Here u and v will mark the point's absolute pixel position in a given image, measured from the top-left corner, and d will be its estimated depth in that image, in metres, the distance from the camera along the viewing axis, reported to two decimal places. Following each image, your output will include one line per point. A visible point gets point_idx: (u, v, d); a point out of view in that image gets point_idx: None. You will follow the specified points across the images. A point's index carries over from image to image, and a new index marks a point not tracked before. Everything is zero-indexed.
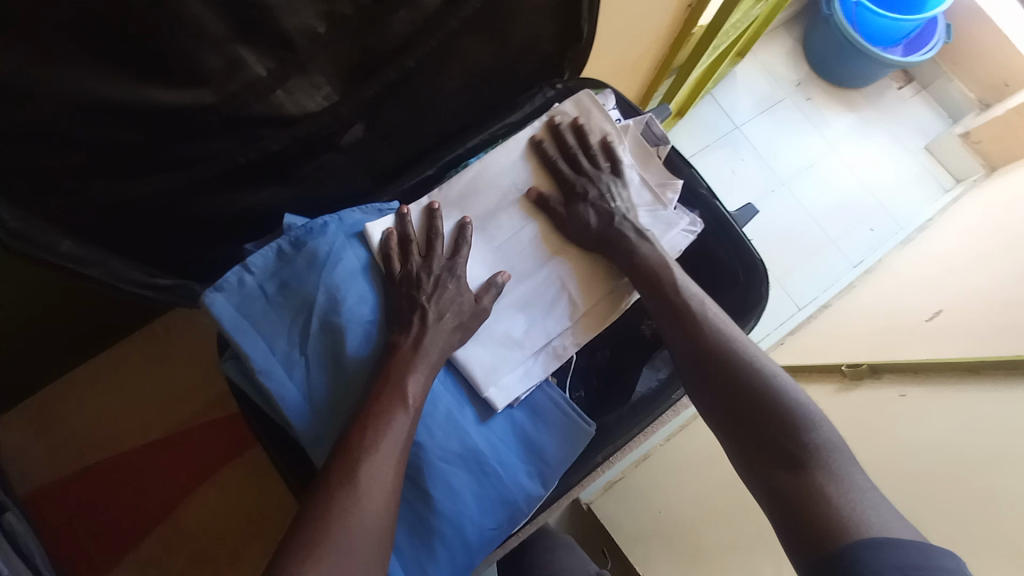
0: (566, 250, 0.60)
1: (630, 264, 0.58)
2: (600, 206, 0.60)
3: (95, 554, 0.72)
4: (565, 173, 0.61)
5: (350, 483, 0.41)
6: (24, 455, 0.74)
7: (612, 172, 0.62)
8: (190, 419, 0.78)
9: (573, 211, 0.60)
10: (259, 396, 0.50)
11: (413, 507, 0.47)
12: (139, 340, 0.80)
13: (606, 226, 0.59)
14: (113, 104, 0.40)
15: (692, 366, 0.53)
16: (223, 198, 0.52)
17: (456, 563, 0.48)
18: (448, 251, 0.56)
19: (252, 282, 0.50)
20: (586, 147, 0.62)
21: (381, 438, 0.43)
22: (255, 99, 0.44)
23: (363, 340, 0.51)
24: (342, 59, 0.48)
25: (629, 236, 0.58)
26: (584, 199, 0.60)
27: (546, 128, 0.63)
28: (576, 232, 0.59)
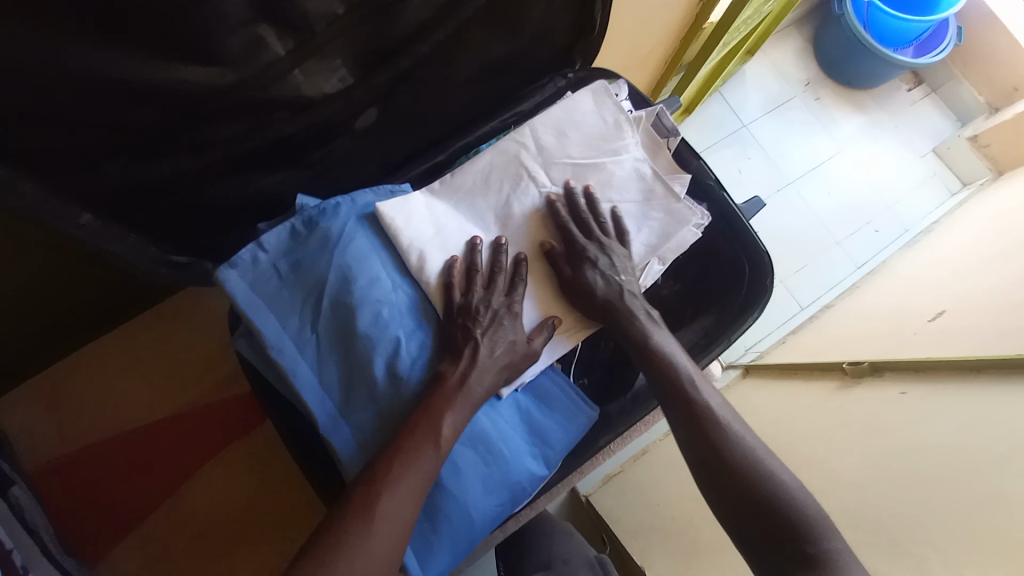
0: (567, 318, 0.58)
1: (626, 339, 0.56)
2: (608, 278, 0.57)
3: (99, 530, 0.73)
4: (574, 234, 0.58)
5: (365, 521, 0.42)
6: (31, 428, 0.74)
7: (619, 242, 0.60)
8: (197, 400, 0.78)
9: (589, 279, 0.57)
10: (271, 374, 0.52)
11: None
12: (147, 320, 0.79)
13: (613, 298, 0.57)
14: (136, 82, 0.40)
15: (701, 467, 0.51)
16: (238, 181, 0.53)
17: (459, 544, 0.48)
18: (505, 285, 0.55)
19: (266, 261, 0.52)
20: (598, 214, 0.59)
21: (404, 473, 0.45)
22: (273, 80, 0.45)
23: (409, 362, 0.51)
24: (360, 43, 0.48)
25: (626, 310, 0.56)
26: (594, 266, 0.57)
27: (564, 188, 0.60)
28: (589, 307, 0.57)
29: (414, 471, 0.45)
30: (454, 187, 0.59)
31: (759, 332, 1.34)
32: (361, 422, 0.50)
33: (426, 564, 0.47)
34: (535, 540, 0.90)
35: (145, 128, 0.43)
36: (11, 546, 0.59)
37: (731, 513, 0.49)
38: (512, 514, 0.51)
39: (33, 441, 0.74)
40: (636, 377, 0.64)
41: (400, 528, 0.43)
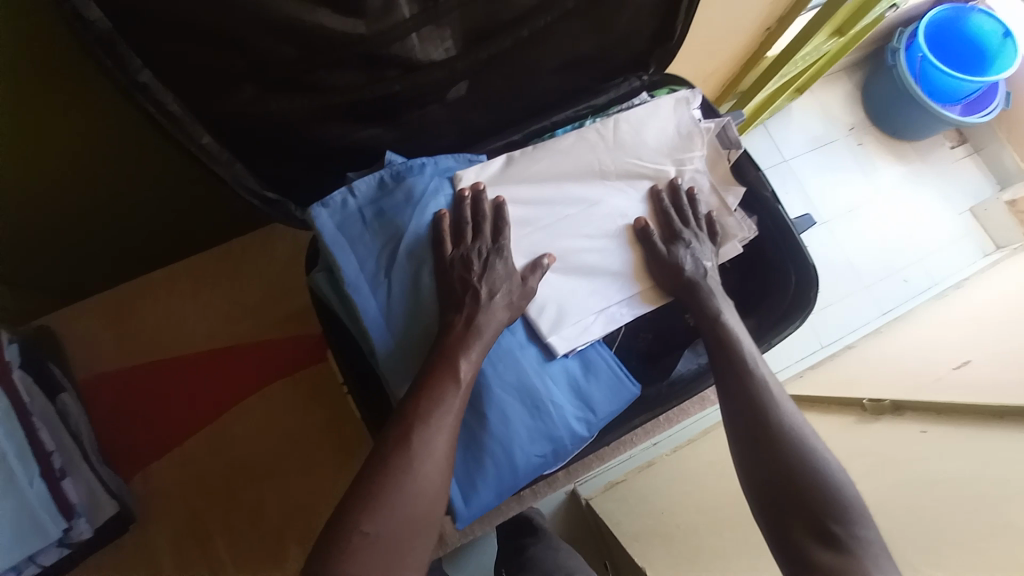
0: (652, 288, 0.63)
1: (700, 316, 0.60)
2: (697, 260, 0.62)
3: (140, 448, 0.76)
4: (672, 220, 0.63)
5: (403, 448, 0.46)
6: (89, 343, 0.77)
7: (709, 237, 0.65)
8: (249, 339, 0.82)
9: (687, 259, 0.61)
10: (342, 308, 0.56)
11: (470, 427, 0.51)
12: (214, 256, 0.81)
13: (700, 280, 0.61)
14: (282, 20, 0.45)
15: (735, 433, 0.55)
16: (338, 128, 0.57)
17: (502, 485, 0.51)
18: (492, 233, 0.57)
19: (354, 205, 0.56)
20: (695, 210, 0.65)
21: (434, 409, 0.47)
22: (395, 39, 0.50)
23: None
24: (470, 18, 0.53)
25: (711, 292, 0.61)
26: (684, 245, 0.62)
27: (669, 182, 0.65)
28: (682, 283, 0.61)
29: (444, 409, 0.48)
30: (533, 159, 0.61)
31: (777, 363, 1.36)
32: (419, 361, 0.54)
33: (469, 497, 0.50)
34: (541, 554, 0.92)
35: (278, 66, 0.48)
36: (52, 449, 0.63)
37: (761, 485, 0.52)
38: (551, 468, 0.54)
39: (92, 352, 0.77)
40: (676, 367, 0.66)
41: (439, 463, 0.46)
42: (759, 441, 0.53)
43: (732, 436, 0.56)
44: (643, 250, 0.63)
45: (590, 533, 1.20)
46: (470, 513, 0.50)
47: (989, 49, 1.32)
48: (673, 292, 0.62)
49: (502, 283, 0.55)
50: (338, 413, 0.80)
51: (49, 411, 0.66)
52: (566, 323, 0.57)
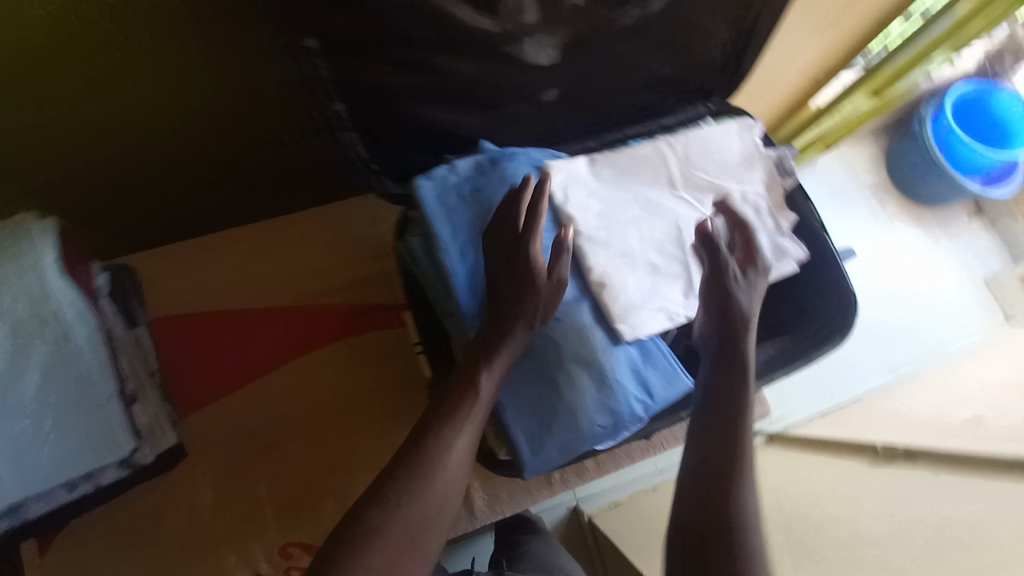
0: None
1: (727, 356, 0.59)
2: (745, 296, 0.61)
3: (195, 390, 0.79)
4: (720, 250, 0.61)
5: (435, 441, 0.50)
6: (160, 285, 0.81)
7: (751, 276, 0.63)
8: (310, 299, 0.84)
9: (728, 290, 0.60)
10: (431, 270, 0.62)
11: (540, 391, 0.56)
12: (289, 219, 0.86)
13: (738, 314, 0.60)
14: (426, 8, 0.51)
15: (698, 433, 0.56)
16: (443, 112, 0.64)
17: (567, 445, 0.55)
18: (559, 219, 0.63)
19: (453, 180, 0.62)
20: (748, 248, 0.64)
21: (457, 410, 0.51)
22: (514, 39, 0.57)
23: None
24: (578, 32, 0.60)
25: (741, 333, 0.59)
26: (731, 278, 0.61)
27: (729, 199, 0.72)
28: (719, 311, 0.60)
29: (466, 414, 0.51)
30: (614, 162, 0.68)
31: (788, 406, 1.39)
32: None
33: (535, 449, 0.55)
34: (537, 549, 0.95)
35: (411, 48, 0.54)
36: (125, 374, 0.67)
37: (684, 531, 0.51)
38: (610, 440, 0.58)
39: (161, 292, 0.81)
40: None
41: (460, 461, 0.51)
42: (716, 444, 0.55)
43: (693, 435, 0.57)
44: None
45: (594, 548, 1.21)
46: (535, 465, 0.55)
47: (1011, 126, 1.39)
48: (709, 302, 0.61)
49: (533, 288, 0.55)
50: (386, 379, 0.82)
51: (123, 339, 0.69)
52: (637, 307, 0.61)
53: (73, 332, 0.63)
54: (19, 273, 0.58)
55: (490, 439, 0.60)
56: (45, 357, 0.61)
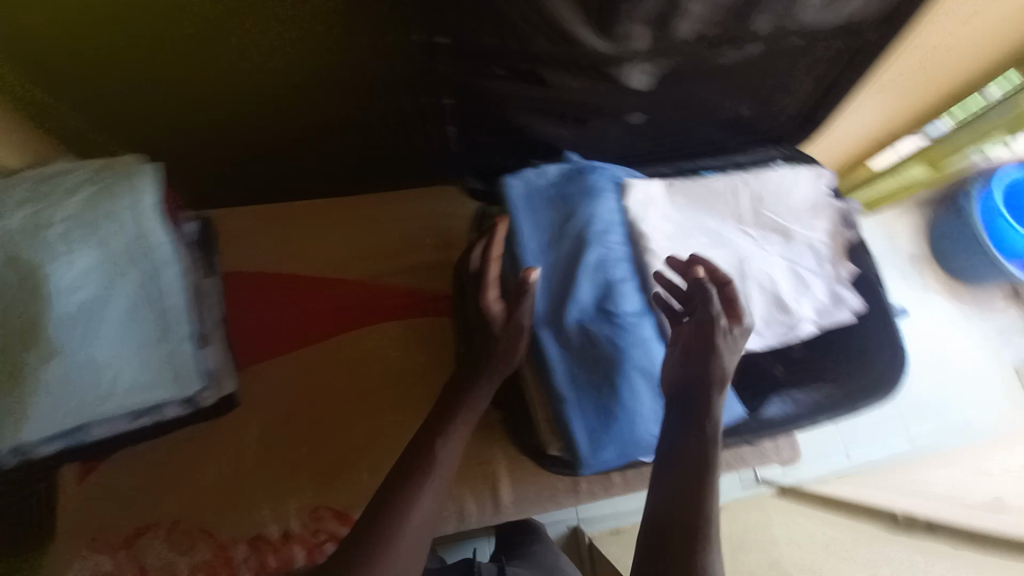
0: (777, 324, 0.69)
1: (693, 411, 0.56)
2: (723, 348, 0.57)
3: (253, 346, 0.82)
4: (706, 296, 0.57)
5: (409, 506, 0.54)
6: (236, 242, 0.85)
7: (733, 328, 0.59)
8: (371, 277, 0.87)
9: (710, 345, 0.57)
10: (508, 264, 0.64)
11: (603, 395, 0.57)
12: (364, 198, 0.90)
13: (714, 372, 0.57)
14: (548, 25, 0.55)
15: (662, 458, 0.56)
16: (538, 119, 0.68)
17: (624, 451, 0.56)
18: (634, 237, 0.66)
19: (540, 184, 0.65)
20: (731, 298, 0.59)
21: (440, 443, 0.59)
22: (618, 63, 0.61)
23: (617, 301, 0.61)
24: (676, 65, 0.64)
25: (714, 392, 0.56)
26: (713, 326, 0.57)
27: (795, 242, 0.73)
28: (697, 367, 0.56)
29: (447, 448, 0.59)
30: (690, 191, 0.71)
31: (803, 463, 1.37)
32: (569, 328, 0.60)
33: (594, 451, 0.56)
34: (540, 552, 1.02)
35: (528, 58, 0.58)
36: (202, 317, 0.71)
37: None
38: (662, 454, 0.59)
39: (236, 249, 0.85)
40: (764, 406, 0.72)
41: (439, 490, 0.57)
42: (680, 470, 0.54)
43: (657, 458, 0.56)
44: (769, 291, 0.69)
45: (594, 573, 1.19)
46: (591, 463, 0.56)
47: None
48: (686, 349, 0.58)
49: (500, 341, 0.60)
50: (432, 364, 0.84)
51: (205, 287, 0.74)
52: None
53: (163, 271, 0.67)
54: (123, 209, 0.65)
55: (542, 432, 0.63)
56: (135, 292, 0.65)
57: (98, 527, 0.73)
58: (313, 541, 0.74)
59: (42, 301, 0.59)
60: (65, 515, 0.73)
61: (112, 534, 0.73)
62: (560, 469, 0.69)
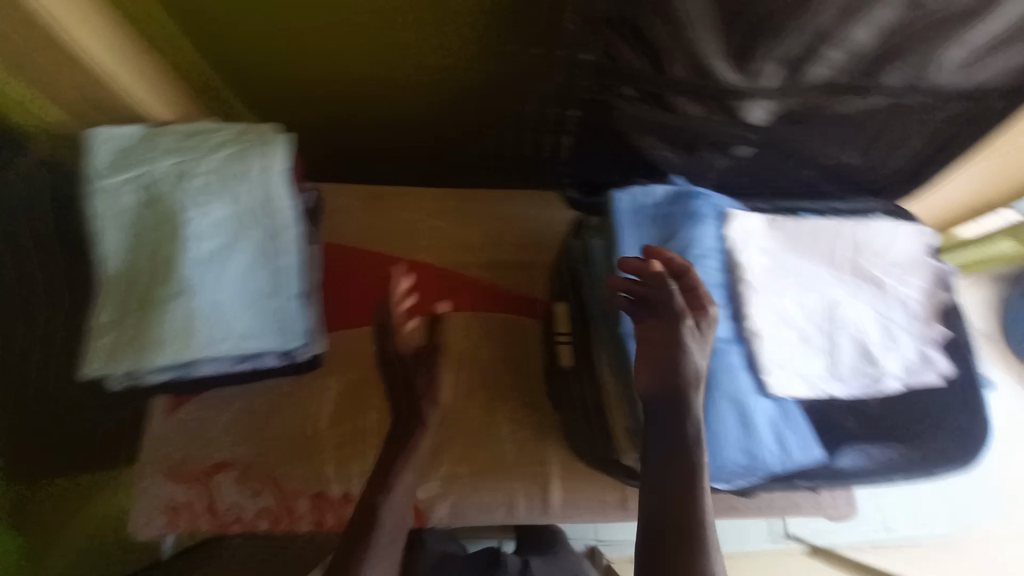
0: (862, 376, 0.69)
1: (677, 425, 0.54)
2: (691, 351, 0.55)
3: (344, 313, 0.89)
4: (672, 300, 0.56)
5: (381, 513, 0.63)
6: (341, 216, 0.92)
7: (698, 329, 0.56)
8: (457, 267, 0.92)
9: (678, 345, 0.55)
10: (604, 274, 0.67)
11: None
12: (459, 193, 0.95)
13: (684, 371, 0.55)
14: (682, 52, 0.57)
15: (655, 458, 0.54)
16: (648, 140, 0.70)
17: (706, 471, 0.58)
18: (732, 268, 0.66)
19: (649, 202, 0.66)
20: (701, 296, 0.56)
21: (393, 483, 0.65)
22: (741, 95, 0.62)
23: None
24: (796, 105, 0.64)
25: (686, 393, 0.54)
26: (679, 326, 0.55)
27: (888, 296, 0.72)
28: (667, 372, 0.55)
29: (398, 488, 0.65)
30: (790, 232, 0.72)
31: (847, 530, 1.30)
32: None
33: None
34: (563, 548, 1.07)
35: (662, 83, 0.61)
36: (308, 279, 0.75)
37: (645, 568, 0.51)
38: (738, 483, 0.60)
39: (340, 222, 0.92)
40: (841, 455, 0.70)
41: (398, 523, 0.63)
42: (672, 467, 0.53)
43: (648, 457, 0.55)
44: (856, 342, 0.69)
45: None
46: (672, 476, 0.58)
47: None
48: (655, 353, 0.56)
49: (414, 374, 0.68)
50: (502, 358, 0.89)
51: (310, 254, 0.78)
52: (785, 370, 0.64)
53: (283, 230, 0.72)
54: (257, 171, 0.72)
55: (619, 440, 0.65)
56: (257, 245, 0.71)
57: (184, 456, 0.79)
58: None
59: (184, 245, 0.67)
60: (153, 440, 0.79)
61: (196, 465, 0.79)
62: (628, 476, 0.72)
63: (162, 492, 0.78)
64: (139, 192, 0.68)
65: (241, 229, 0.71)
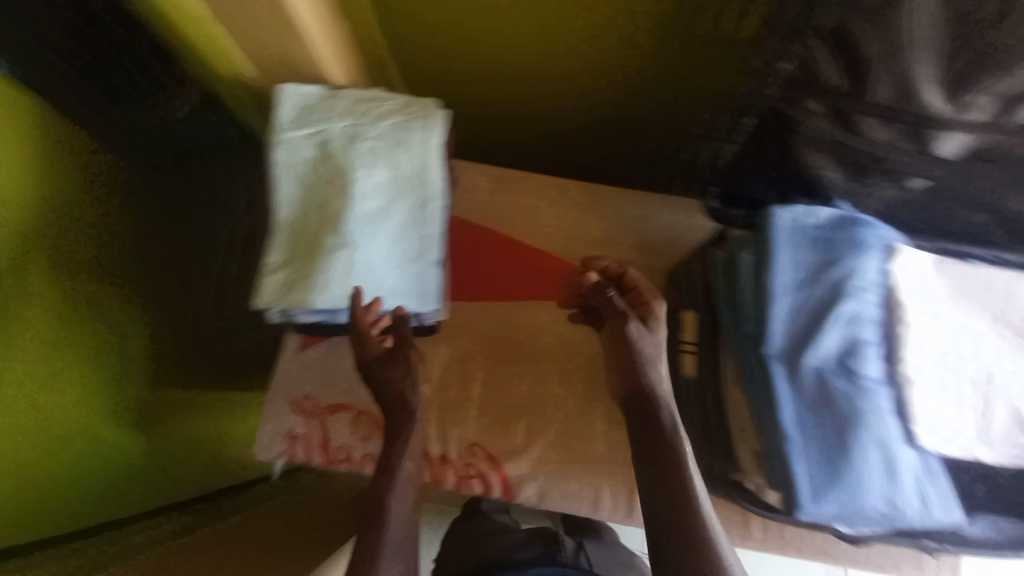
0: (1011, 444, 0.65)
1: (655, 418, 0.62)
2: (639, 338, 0.65)
3: (463, 285, 0.93)
4: (618, 303, 0.69)
5: (386, 502, 0.62)
6: (471, 193, 0.96)
7: (648, 325, 0.65)
8: (574, 258, 0.94)
9: (626, 338, 0.66)
10: (751, 291, 0.64)
11: (833, 448, 0.57)
12: (585, 186, 0.96)
13: (639, 358, 0.65)
14: (889, 65, 0.54)
15: (641, 451, 0.62)
16: (816, 160, 0.66)
17: (845, 510, 0.56)
18: (892, 305, 0.63)
19: (811, 224, 0.64)
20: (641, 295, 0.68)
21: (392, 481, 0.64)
22: (935, 121, 0.57)
23: (863, 364, 0.60)
24: (991, 143, 0.57)
25: (644, 376, 0.64)
26: (625, 321, 0.66)
27: None
28: (627, 365, 0.66)
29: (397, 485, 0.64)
30: (958, 278, 0.67)
31: None
32: (805, 373, 0.60)
33: (816, 498, 0.56)
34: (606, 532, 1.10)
35: (858, 100, 0.58)
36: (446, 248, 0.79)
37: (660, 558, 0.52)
38: (870, 526, 0.59)
39: (470, 198, 0.96)
40: (975, 522, 0.65)
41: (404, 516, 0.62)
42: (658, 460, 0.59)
43: (638, 453, 0.62)
44: (1015, 407, 0.64)
45: None
46: (811, 511, 0.56)
47: None
48: (618, 349, 0.67)
49: (386, 375, 0.72)
50: None
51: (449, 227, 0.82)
52: (931, 418, 0.63)
53: (432, 200, 0.76)
54: (419, 141, 0.76)
55: (742, 462, 0.63)
56: (409, 210, 0.76)
57: (311, 391, 0.87)
58: (465, 472, 0.85)
59: (350, 201, 0.73)
60: (282, 372, 0.87)
61: (320, 401, 0.86)
62: (753, 507, 0.67)
63: (285, 420, 0.86)
64: (317, 147, 0.74)
65: (397, 193, 0.76)
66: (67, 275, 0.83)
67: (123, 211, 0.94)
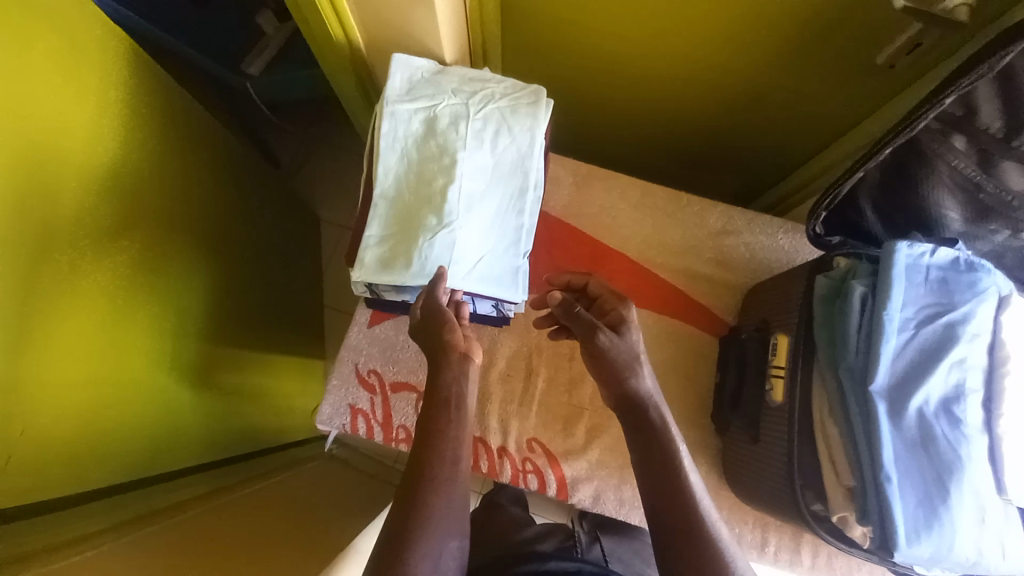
0: None
1: (649, 421, 0.59)
2: (616, 346, 0.62)
3: (538, 279, 0.92)
4: (581, 315, 0.66)
5: (432, 473, 0.55)
6: (555, 186, 0.95)
7: (617, 330, 0.64)
8: (650, 264, 0.93)
9: (600, 351, 0.63)
10: (857, 322, 0.63)
11: (931, 490, 0.57)
12: (670, 192, 0.94)
13: (620, 366, 0.61)
14: None
15: (638, 456, 0.58)
16: (940, 199, 0.66)
17: (937, 553, 0.56)
18: (1000, 355, 0.62)
19: (927, 261, 0.63)
20: (606, 304, 0.67)
21: (434, 465, 0.55)
22: None
23: (966, 411, 0.60)
24: None
25: (628, 383, 0.60)
26: (595, 333, 0.64)
27: None
28: (609, 376, 0.62)
29: (445, 467, 0.56)
30: None
31: None
32: (910, 413, 0.59)
33: (911, 538, 0.56)
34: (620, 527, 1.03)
35: (1004, 145, 0.58)
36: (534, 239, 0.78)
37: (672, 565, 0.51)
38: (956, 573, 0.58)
39: (553, 192, 0.95)
40: None
41: (450, 505, 0.55)
42: (658, 461, 0.56)
43: (636, 460, 0.58)
44: None
45: None
46: (904, 552, 0.56)
47: None
48: (596, 366, 0.64)
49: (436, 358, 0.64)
50: (676, 366, 0.89)
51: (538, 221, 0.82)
52: None
53: (529, 191, 0.75)
54: (522, 129, 0.75)
55: (829, 492, 0.63)
56: (506, 198, 0.74)
57: (376, 367, 0.86)
58: (522, 466, 0.85)
59: (450, 180, 0.71)
60: (350, 345, 0.87)
61: (384, 377, 0.86)
62: (830, 540, 0.65)
63: (349, 392, 0.85)
64: (421, 122, 0.73)
65: (497, 178, 0.74)
66: (142, 221, 0.81)
67: (189, 160, 0.91)
